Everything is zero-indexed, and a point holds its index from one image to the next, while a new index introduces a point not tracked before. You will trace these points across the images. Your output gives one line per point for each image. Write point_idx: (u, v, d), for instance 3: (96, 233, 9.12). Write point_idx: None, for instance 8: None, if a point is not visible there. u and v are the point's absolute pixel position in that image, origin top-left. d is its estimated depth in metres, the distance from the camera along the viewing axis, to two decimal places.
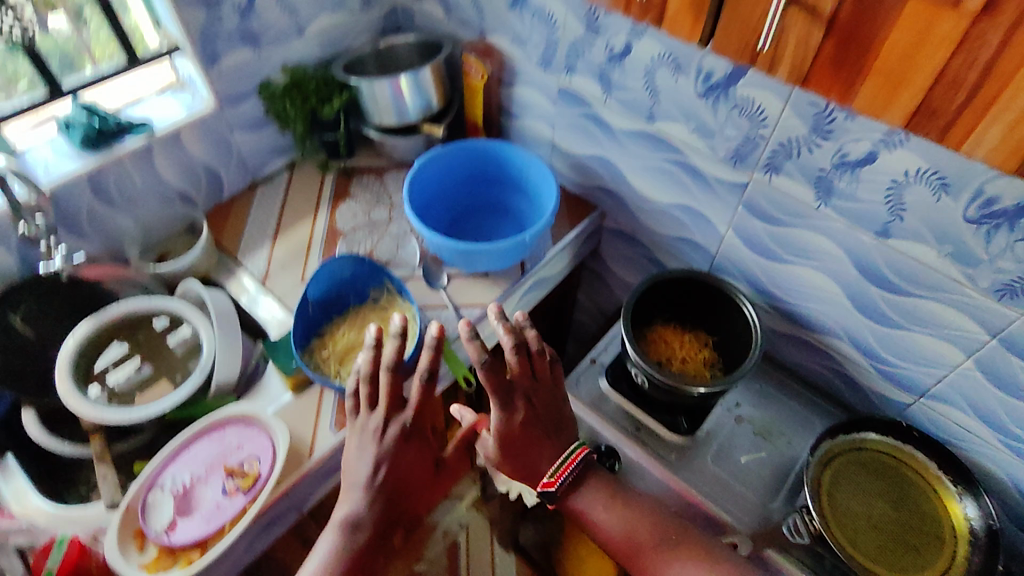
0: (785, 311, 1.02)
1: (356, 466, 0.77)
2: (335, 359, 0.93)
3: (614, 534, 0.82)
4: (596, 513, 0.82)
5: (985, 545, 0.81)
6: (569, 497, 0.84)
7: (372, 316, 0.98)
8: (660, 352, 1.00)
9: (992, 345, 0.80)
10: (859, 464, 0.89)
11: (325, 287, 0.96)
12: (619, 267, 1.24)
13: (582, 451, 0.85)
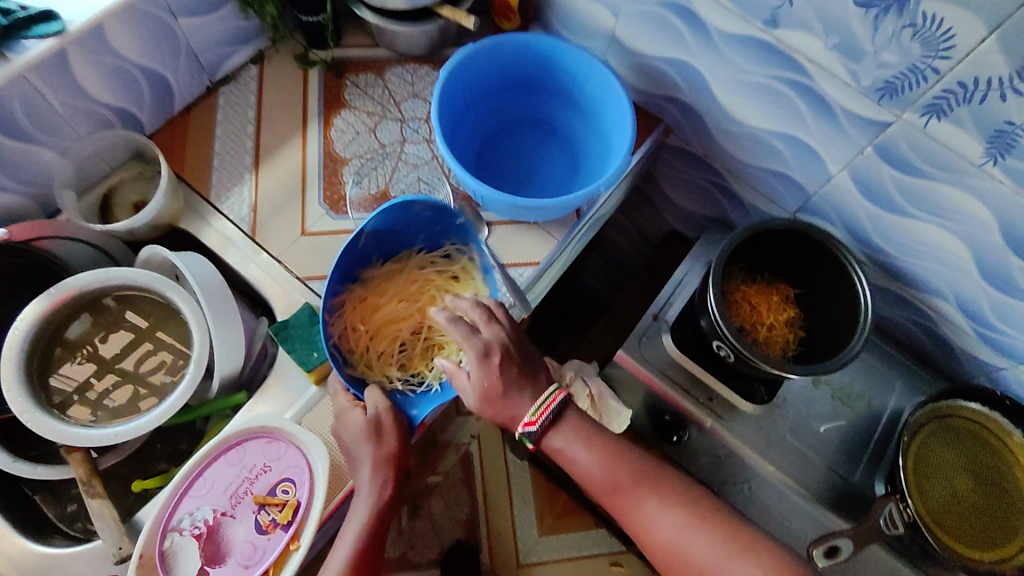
0: (881, 263, 0.90)
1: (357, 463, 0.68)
2: (363, 328, 0.78)
3: (590, 472, 0.73)
4: (576, 455, 0.73)
5: None
6: (543, 440, 0.74)
7: (433, 286, 0.82)
8: (746, 318, 0.90)
9: None
10: (947, 441, 0.87)
11: (388, 220, 0.76)
12: (679, 192, 1.08)
13: (560, 392, 0.74)
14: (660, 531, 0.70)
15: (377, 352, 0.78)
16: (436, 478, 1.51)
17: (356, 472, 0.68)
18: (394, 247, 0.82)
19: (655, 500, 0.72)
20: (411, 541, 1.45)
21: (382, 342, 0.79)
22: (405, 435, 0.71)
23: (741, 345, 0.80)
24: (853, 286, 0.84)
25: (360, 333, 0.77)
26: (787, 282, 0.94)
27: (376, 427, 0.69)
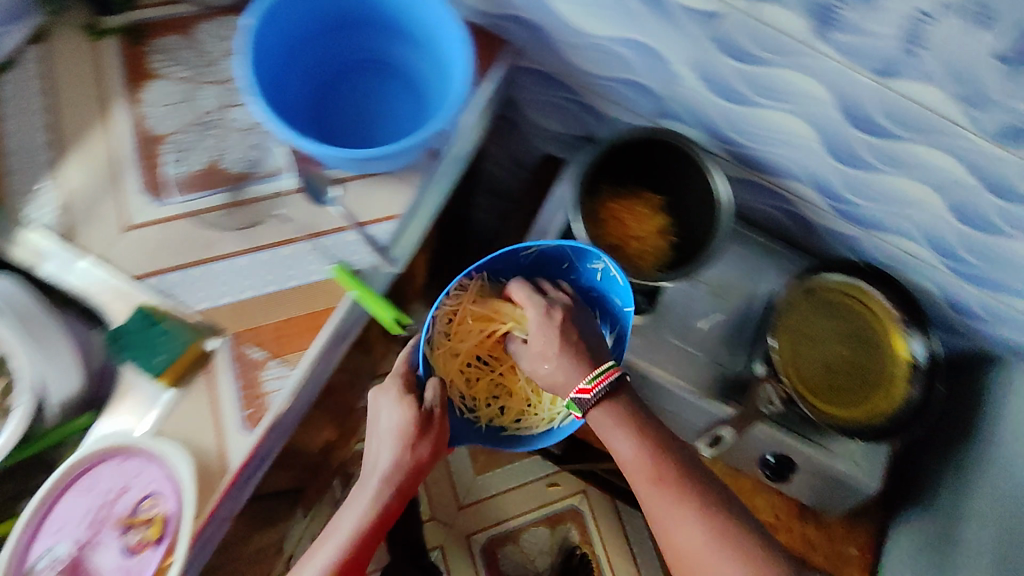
0: (739, 156, 0.91)
1: (376, 452, 0.80)
2: (475, 334, 0.88)
3: (629, 461, 0.74)
4: (615, 425, 0.75)
5: (924, 373, 0.88)
6: (592, 415, 0.76)
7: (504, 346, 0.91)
8: (614, 236, 0.89)
9: (971, 185, 0.75)
10: (821, 315, 0.91)
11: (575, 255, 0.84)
12: (543, 114, 1.03)
13: (616, 370, 0.77)
14: (681, 533, 0.70)
15: (463, 350, 0.88)
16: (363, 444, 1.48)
17: (381, 449, 0.80)
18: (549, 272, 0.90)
19: (679, 501, 0.70)
20: None
21: (463, 353, 0.88)
22: (444, 436, 0.81)
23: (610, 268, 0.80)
24: (708, 187, 0.85)
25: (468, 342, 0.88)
26: (653, 191, 0.92)
27: (427, 421, 0.79)
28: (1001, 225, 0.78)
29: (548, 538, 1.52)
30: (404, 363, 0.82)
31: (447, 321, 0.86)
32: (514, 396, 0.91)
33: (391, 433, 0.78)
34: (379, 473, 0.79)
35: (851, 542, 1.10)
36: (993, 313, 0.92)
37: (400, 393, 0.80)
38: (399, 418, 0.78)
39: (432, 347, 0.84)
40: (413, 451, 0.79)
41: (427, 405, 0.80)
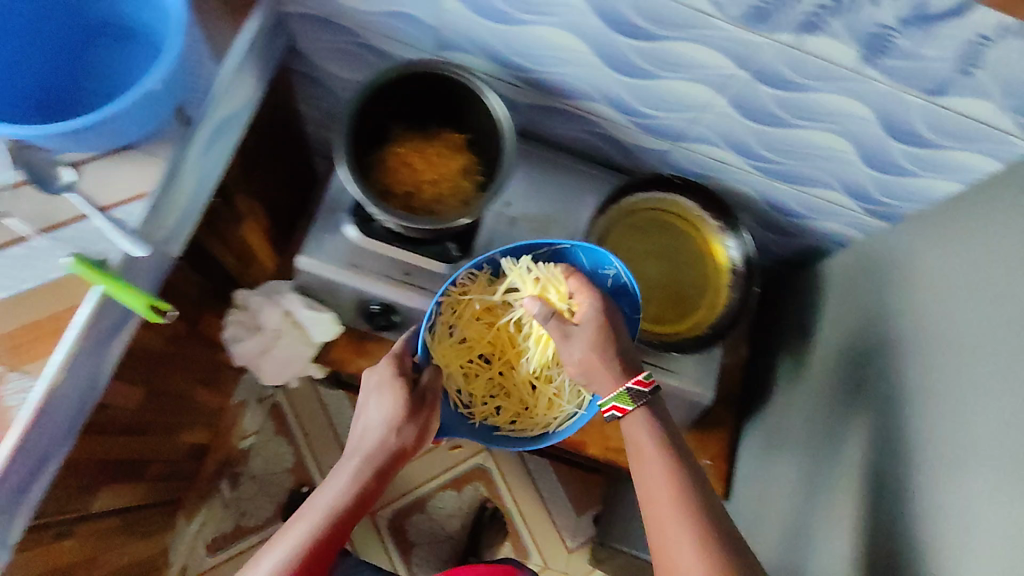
0: (531, 81, 0.84)
1: (369, 424, 0.76)
2: (479, 327, 0.82)
3: (654, 484, 0.68)
4: (643, 440, 0.70)
5: (742, 274, 0.88)
6: (631, 417, 0.72)
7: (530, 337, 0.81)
8: (406, 185, 0.81)
9: (744, 80, 0.71)
10: (639, 230, 0.90)
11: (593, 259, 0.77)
12: (333, 64, 0.93)
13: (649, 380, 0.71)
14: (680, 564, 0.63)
15: (480, 337, 0.82)
16: (248, 441, 1.42)
17: (366, 418, 0.77)
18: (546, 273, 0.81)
19: (683, 520, 0.65)
20: (242, 508, 1.39)
21: (473, 344, 0.82)
22: (432, 421, 0.78)
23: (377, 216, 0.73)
24: (489, 111, 0.79)
25: (504, 322, 0.82)
26: (453, 128, 0.85)
27: (417, 406, 0.76)
28: (785, 117, 0.74)
29: (456, 500, 1.50)
30: (402, 349, 0.78)
31: (483, 308, 0.81)
32: (512, 396, 0.83)
33: (381, 414, 0.75)
34: (362, 452, 0.75)
35: (706, 452, 1.00)
36: (809, 208, 0.90)
37: (395, 375, 0.75)
38: (389, 404, 0.75)
39: (433, 338, 0.79)
40: (399, 431, 0.75)
41: (418, 389, 0.76)
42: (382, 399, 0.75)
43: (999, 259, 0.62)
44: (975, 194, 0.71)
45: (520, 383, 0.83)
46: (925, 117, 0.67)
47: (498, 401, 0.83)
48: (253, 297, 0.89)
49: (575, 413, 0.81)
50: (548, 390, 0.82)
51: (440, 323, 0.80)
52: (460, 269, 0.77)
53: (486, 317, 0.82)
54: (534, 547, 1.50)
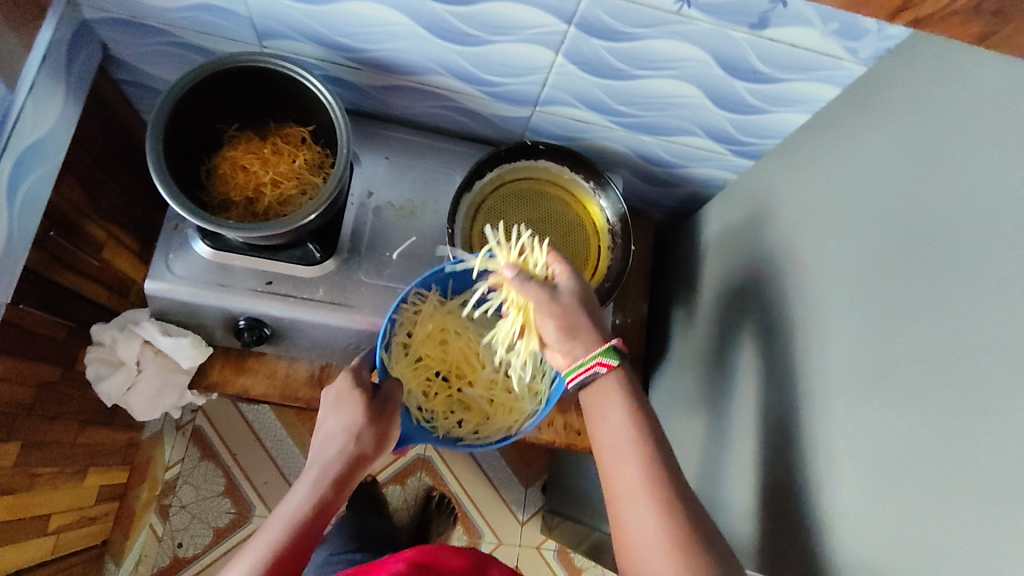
0: (367, 62, 0.79)
1: (321, 437, 0.68)
2: (435, 345, 0.81)
3: (626, 461, 0.59)
4: (608, 414, 0.62)
5: (621, 231, 0.86)
6: (598, 386, 0.64)
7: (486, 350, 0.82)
8: (245, 187, 0.76)
9: (575, 35, 0.67)
10: (508, 203, 0.86)
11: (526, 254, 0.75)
12: (160, 68, 0.86)
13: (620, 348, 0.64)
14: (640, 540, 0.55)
15: (437, 355, 0.81)
16: (173, 471, 1.36)
17: (320, 430, 0.69)
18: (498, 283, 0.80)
19: (651, 492, 0.56)
20: (178, 539, 1.33)
21: (430, 362, 0.81)
22: (393, 430, 0.72)
23: (199, 222, 0.68)
24: (319, 97, 0.75)
25: (458, 339, 0.81)
26: (298, 121, 0.81)
27: (376, 413, 0.70)
28: (627, 69, 0.71)
29: (403, 495, 1.44)
30: (357, 364, 0.73)
31: (438, 327, 0.80)
32: (473, 407, 0.82)
33: (337, 422, 0.68)
34: (318, 464, 0.66)
35: None
36: (682, 156, 0.89)
37: (350, 385, 0.70)
38: (346, 411, 0.69)
39: (390, 358, 0.78)
40: (358, 436, 0.68)
41: (376, 395, 0.71)
42: (340, 406, 0.69)
43: (847, 182, 0.62)
44: (821, 123, 0.70)
45: (479, 394, 0.81)
46: (757, 50, 0.65)
47: (459, 414, 0.81)
48: (107, 331, 0.83)
49: (535, 413, 0.79)
50: (505, 397, 0.81)
51: (395, 343, 0.78)
52: (410, 287, 0.76)
53: (441, 336, 0.81)
54: (487, 529, 1.46)
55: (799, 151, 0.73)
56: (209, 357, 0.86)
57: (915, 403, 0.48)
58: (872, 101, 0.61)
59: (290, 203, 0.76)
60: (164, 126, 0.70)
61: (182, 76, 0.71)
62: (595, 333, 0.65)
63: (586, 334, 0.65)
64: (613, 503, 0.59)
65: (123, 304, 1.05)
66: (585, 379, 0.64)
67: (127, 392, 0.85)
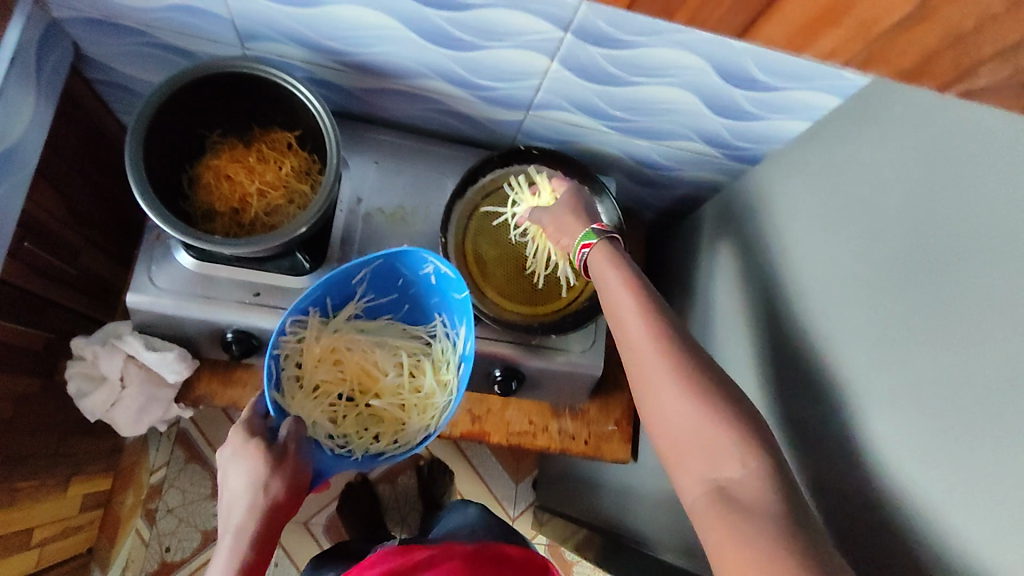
0: (354, 64, 0.76)
1: (230, 498, 0.63)
2: (330, 367, 0.74)
3: (634, 332, 0.60)
4: (614, 276, 0.64)
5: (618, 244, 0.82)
6: (593, 257, 0.67)
7: (385, 357, 0.77)
8: (230, 197, 0.73)
9: (571, 42, 0.65)
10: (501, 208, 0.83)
11: (403, 266, 0.72)
12: (137, 70, 0.82)
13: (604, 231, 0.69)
14: (673, 417, 0.55)
15: (334, 379, 0.75)
16: (158, 475, 1.33)
17: (225, 493, 0.64)
18: (383, 285, 0.76)
19: (670, 370, 0.56)
20: (165, 543, 1.31)
21: (329, 388, 0.74)
22: (307, 472, 0.65)
23: (182, 238, 0.65)
24: (305, 103, 0.72)
25: (351, 355, 0.76)
26: (283, 126, 0.78)
27: (279, 457, 0.63)
28: (624, 76, 0.70)
29: (393, 492, 1.38)
30: (248, 412, 0.66)
31: (327, 349, 0.74)
32: (385, 417, 0.75)
33: (237, 485, 0.62)
34: (230, 529, 0.62)
35: (610, 417, 0.94)
36: (677, 159, 0.87)
37: (245, 438, 0.64)
38: (246, 467, 0.62)
39: (283, 395, 0.70)
40: (266, 488, 0.61)
41: (277, 439, 0.64)
42: (237, 464, 0.62)
43: (847, 195, 0.61)
44: (820, 132, 0.69)
45: (388, 404, 0.76)
46: (757, 60, 0.64)
47: (373, 429, 0.75)
48: (89, 346, 0.81)
49: (448, 404, 0.73)
50: (417, 398, 0.75)
51: (286, 379, 0.71)
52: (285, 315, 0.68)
53: (332, 357, 0.75)
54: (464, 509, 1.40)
55: (796, 159, 0.72)
56: (195, 369, 0.84)
57: (918, 429, 0.47)
58: (874, 112, 0.60)
59: (276, 213, 0.74)
60: (145, 135, 0.67)
61: (164, 81, 0.68)
62: (583, 218, 0.73)
63: (576, 221, 0.72)
64: (626, 355, 0.61)
65: (101, 310, 1.02)
66: (584, 262, 0.69)
67: (112, 406, 0.83)
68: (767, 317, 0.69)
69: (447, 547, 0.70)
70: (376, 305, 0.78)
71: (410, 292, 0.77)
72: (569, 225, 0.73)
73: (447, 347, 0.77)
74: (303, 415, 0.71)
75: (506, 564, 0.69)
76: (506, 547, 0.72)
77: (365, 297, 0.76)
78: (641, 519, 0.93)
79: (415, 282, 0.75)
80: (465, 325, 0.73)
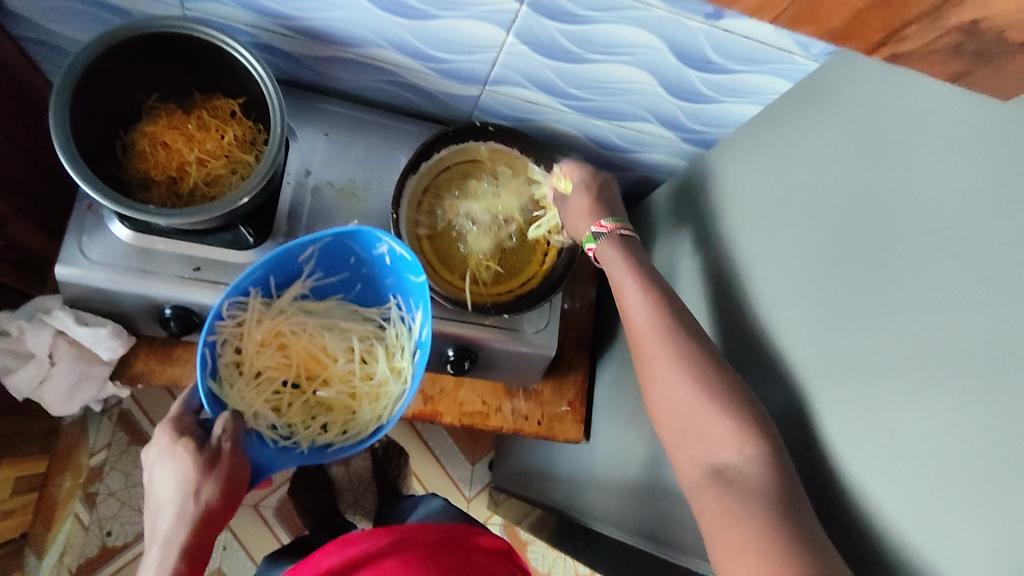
0: (304, 31, 0.73)
1: (161, 501, 0.60)
2: (272, 354, 0.72)
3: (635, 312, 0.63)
4: (618, 260, 0.68)
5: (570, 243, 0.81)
6: (602, 247, 0.70)
7: (335, 341, 0.75)
8: (168, 165, 0.70)
9: (529, 16, 0.64)
10: (477, 176, 0.83)
11: (360, 244, 0.70)
12: (68, 26, 0.76)
13: (619, 231, 0.70)
14: (664, 391, 0.57)
15: (278, 364, 0.72)
16: (99, 457, 1.28)
17: (155, 497, 0.61)
18: (336, 266, 0.74)
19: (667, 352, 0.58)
20: (106, 527, 1.26)
21: (272, 374, 0.72)
22: (245, 474, 0.62)
23: (112, 207, 0.61)
24: (250, 69, 0.68)
25: (297, 339, 0.73)
26: (226, 93, 0.74)
27: (212, 459, 0.60)
28: (582, 53, 0.69)
29: (348, 475, 1.33)
30: (179, 410, 0.65)
31: (270, 333, 0.72)
32: (335, 407, 0.74)
33: (169, 487, 0.60)
34: (160, 534, 0.59)
35: (564, 398, 0.94)
36: (632, 141, 0.87)
37: (173, 439, 0.61)
38: (175, 470, 0.60)
39: (221, 384, 0.68)
40: (197, 492, 0.59)
41: (211, 440, 0.61)
42: (166, 464, 0.60)
43: (795, 180, 0.62)
44: (771, 116, 0.70)
45: (338, 391, 0.74)
46: (711, 40, 0.64)
47: (321, 418, 0.73)
48: (13, 321, 0.76)
49: (401, 394, 0.72)
50: (367, 387, 0.74)
51: (225, 366, 0.69)
52: (224, 299, 0.66)
53: (275, 341, 0.73)
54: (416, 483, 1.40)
55: (747, 143, 0.73)
56: (132, 346, 0.81)
57: (866, 407, 0.48)
58: (822, 98, 0.61)
59: (216, 184, 0.71)
60: (71, 95, 0.63)
61: (94, 40, 0.64)
62: (590, 214, 0.73)
63: (583, 216, 0.74)
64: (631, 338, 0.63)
65: (30, 284, 0.96)
66: (596, 254, 0.71)
67: (39, 385, 0.78)
68: (722, 298, 0.70)
69: (407, 532, 0.65)
70: (323, 286, 0.76)
71: (363, 272, 0.75)
72: (577, 221, 0.74)
73: (402, 331, 0.75)
74: (243, 405, 0.68)
75: (471, 550, 0.67)
76: (474, 535, 0.69)
77: (312, 276, 0.74)
78: (595, 501, 0.94)
79: (369, 262, 0.73)
80: (421, 308, 0.71)
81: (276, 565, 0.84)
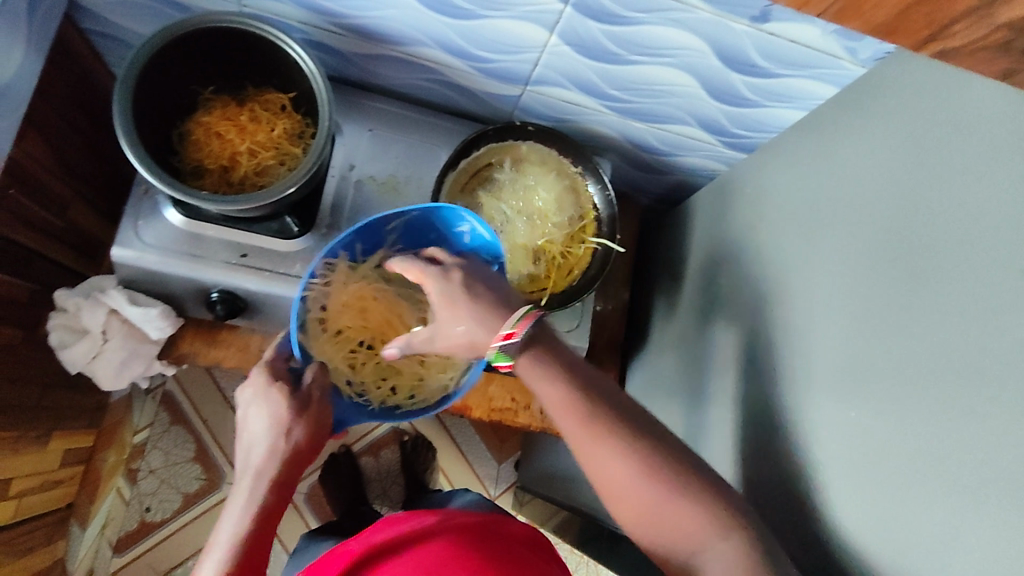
0: (353, 28, 0.75)
1: (250, 439, 0.63)
2: (353, 315, 0.73)
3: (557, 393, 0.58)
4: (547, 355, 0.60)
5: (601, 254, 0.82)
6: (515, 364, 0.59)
7: (412, 311, 0.76)
8: (220, 155, 0.73)
9: (572, 16, 0.65)
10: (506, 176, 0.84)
11: (444, 219, 0.70)
12: (131, 21, 0.80)
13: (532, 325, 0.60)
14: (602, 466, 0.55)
15: (358, 325, 0.74)
16: (142, 436, 1.34)
17: (243, 434, 0.64)
18: (417, 240, 0.75)
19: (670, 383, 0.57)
20: (146, 503, 1.32)
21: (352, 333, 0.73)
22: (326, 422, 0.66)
23: (169, 191, 0.64)
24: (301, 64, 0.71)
25: (377, 303, 0.74)
26: (278, 88, 0.77)
27: (302, 403, 0.64)
28: (625, 55, 0.69)
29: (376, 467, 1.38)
30: (272, 355, 0.68)
31: (353, 296, 0.73)
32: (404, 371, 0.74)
33: (262, 425, 0.63)
34: (249, 470, 0.62)
35: None
36: (672, 144, 0.87)
37: (269, 381, 0.64)
38: (269, 411, 0.63)
39: (307, 336, 0.69)
40: (288, 432, 0.62)
41: (302, 385, 0.65)
42: (260, 404, 0.63)
43: (837, 185, 0.61)
44: (814, 122, 0.70)
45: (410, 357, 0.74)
46: (756, 44, 0.64)
47: (392, 381, 0.74)
48: (72, 298, 0.81)
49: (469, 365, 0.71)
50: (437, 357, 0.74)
51: (312, 319, 0.70)
52: (317, 259, 0.67)
53: (358, 303, 0.73)
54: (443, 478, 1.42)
55: (790, 148, 0.72)
56: (179, 327, 0.85)
57: (902, 418, 0.48)
58: (868, 103, 0.61)
59: (265, 173, 0.73)
60: (135, 85, 0.66)
61: (159, 32, 0.67)
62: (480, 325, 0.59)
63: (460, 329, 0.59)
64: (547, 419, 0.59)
65: (87, 266, 1.01)
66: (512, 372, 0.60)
67: (93, 360, 0.82)
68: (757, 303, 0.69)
69: (448, 514, 0.66)
70: None
71: (444, 246, 0.75)
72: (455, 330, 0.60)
73: None
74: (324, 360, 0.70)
75: (507, 532, 0.67)
76: (506, 523, 0.68)
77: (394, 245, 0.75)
78: None
79: (448, 238, 0.73)
80: None
81: (308, 547, 0.86)
